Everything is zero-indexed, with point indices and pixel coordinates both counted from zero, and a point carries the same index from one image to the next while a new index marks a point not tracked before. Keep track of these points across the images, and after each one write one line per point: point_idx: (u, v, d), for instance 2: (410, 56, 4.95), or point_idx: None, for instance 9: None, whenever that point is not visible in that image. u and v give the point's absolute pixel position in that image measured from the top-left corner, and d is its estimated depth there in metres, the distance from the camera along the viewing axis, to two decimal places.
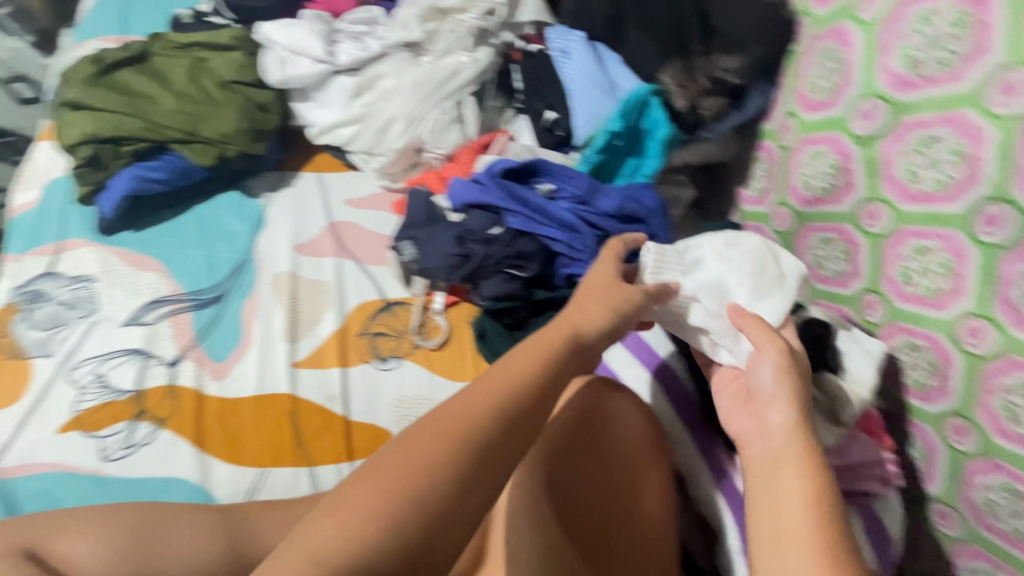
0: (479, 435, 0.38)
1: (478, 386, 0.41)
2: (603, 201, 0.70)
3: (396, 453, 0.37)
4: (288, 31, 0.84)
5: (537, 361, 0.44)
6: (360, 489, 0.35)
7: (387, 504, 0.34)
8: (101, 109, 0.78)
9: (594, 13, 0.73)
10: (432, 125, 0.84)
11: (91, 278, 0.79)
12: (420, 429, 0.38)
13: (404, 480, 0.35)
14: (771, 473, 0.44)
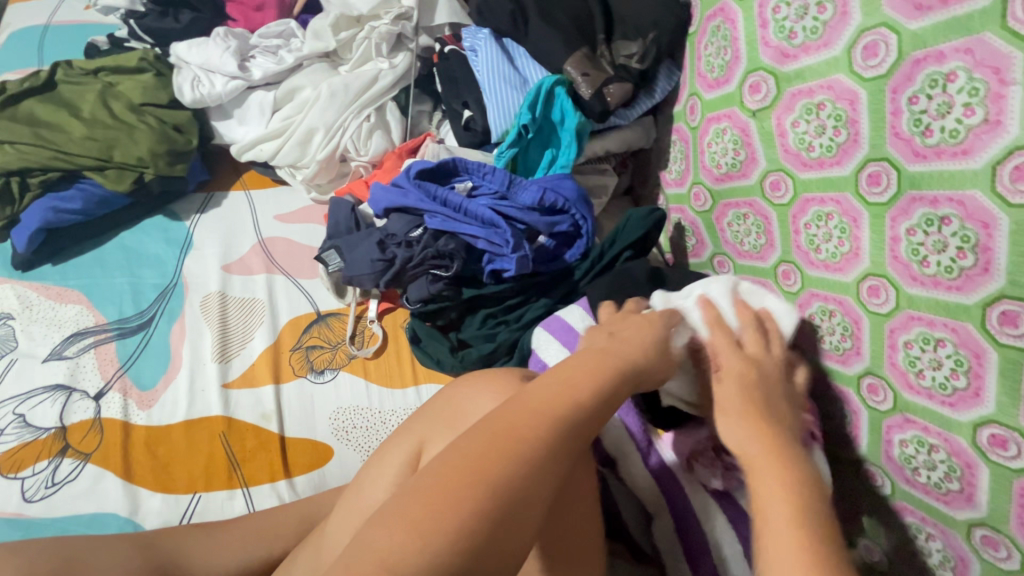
0: (541, 454, 0.37)
1: (537, 402, 0.39)
2: (521, 193, 0.70)
3: (457, 464, 0.36)
4: (200, 49, 0.83)
5: (596, 380, 0.42)
6: (424, 499, 0.34)
7: (453, 517, 0.34)
8: (7, 142, 0.76)
9: (499, 7, 0.73)
10: (354, 133, 0.83)
11: (9, 315, 0.76)
12: (482, 441, 0.37)
13: (473, 489, 0.35)
14: (758, 507, 0.41)
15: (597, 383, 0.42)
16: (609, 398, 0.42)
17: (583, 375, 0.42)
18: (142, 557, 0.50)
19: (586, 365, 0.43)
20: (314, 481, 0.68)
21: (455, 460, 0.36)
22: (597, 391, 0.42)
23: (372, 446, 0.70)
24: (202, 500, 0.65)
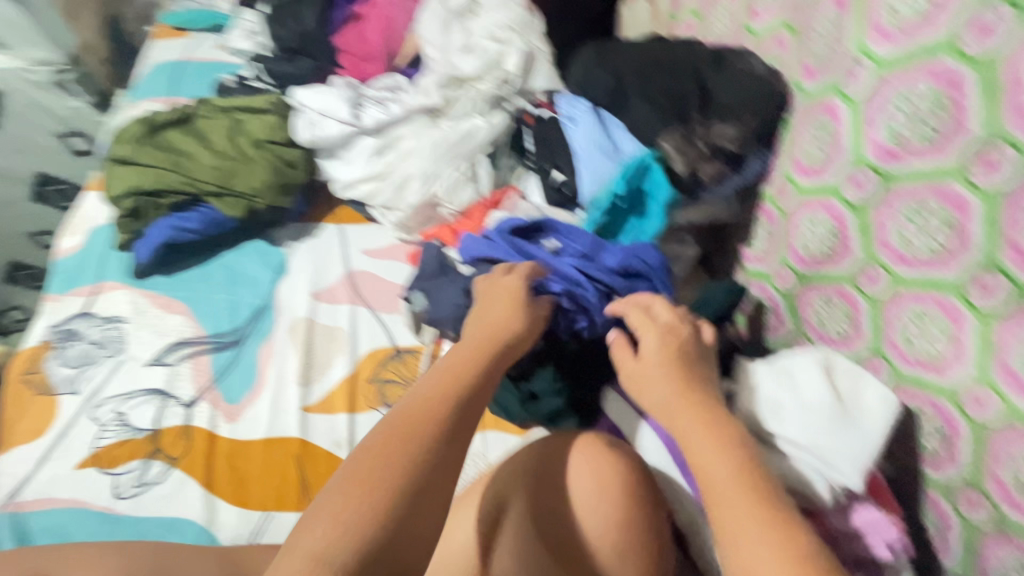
0: (438, 438, 0.49)
1: (425, 402, 0.52)
2: (606, 257, 0.73)
3: (374, 469, 0.46)
4: (318, 96, 0.91)
5: (466, 374, 0.56)
6: (348, 496, 0.44)
7: (370, 506, 0.44)
8: (146, 165, 0.85)
9: (599, 84, 0.79)
10: (447, 182, 0.89)
11: (122, 319, 0.84)
12: (386, 445, 0.48)
13: (381, 475, 0.46)
14: (703, 469, 0.48)
15: (474, 376, 0.56)
16: (484, 386, 0.56)
17: (456, 370, 0.56)
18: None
19: (460, 364, 0.57)
20: None
21: (369, 468, 0.46)
22: (473, 385, 0.55)
23: None
24: (272, 521, 0.68)
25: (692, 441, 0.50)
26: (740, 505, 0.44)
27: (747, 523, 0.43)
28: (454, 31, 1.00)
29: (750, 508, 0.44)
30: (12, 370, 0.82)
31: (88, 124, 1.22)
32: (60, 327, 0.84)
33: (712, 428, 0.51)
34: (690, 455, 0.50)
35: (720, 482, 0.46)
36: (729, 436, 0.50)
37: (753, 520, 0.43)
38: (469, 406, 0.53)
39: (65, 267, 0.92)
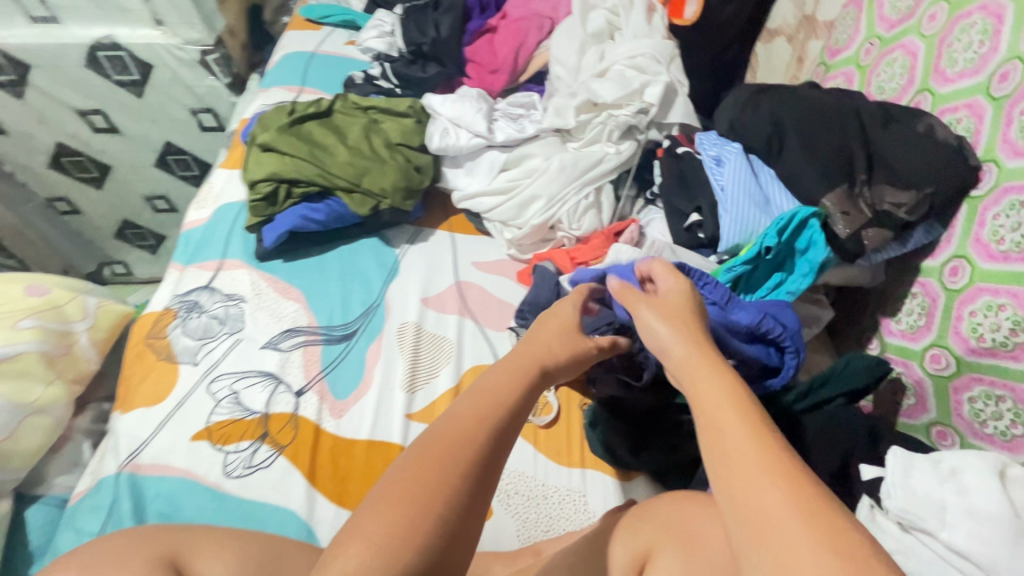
0: (484, 454, 0.41)
1: (463, 415, 0.44)
2: (739, 313, 0.68)
3: (402, 486, 0.38)
4: (454, 105, 0.92)
5: (513, 388, 0.48)
6: (391, 506, 0.37)
7: (406, 535, 0.36)
8: (286, 153, 0.87)
9: (756, 129, 0.76)
10: (571, 208, 0.87)
11: (242, 298, 0.86)
12: (417, 460, 0.40)
13: (426, 483, 0.38)
14: (703, 404, 0.43)
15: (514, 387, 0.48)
16: (526, 402, 0.48)
17: (502, 380, 0.49)
18: None
19: (502, 376, 0.49)
20: None
21: (393, 486, 0.39)
22: (515, 397, 0.47)
23: (531, 520, 0.69)
24: None
25: (703, 380, 0.45)
26: (742, 444, 0.37)
27: (748, 456, 0.36)
28: (590, 53, 0.99)
29: (755, 445, 0.37)
30: (137, 331, 0.86)
31: (223, 103, 1.30)
32: (184, 296, 0.88)
33: (713, 369, 0.45)
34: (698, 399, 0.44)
35: (722, 420, 0.40)
36: (728, 378, 0.44)
37: (756, 455, 0.36)
38: (514, 421, 0.45)
39: (195, 238, 0.97)
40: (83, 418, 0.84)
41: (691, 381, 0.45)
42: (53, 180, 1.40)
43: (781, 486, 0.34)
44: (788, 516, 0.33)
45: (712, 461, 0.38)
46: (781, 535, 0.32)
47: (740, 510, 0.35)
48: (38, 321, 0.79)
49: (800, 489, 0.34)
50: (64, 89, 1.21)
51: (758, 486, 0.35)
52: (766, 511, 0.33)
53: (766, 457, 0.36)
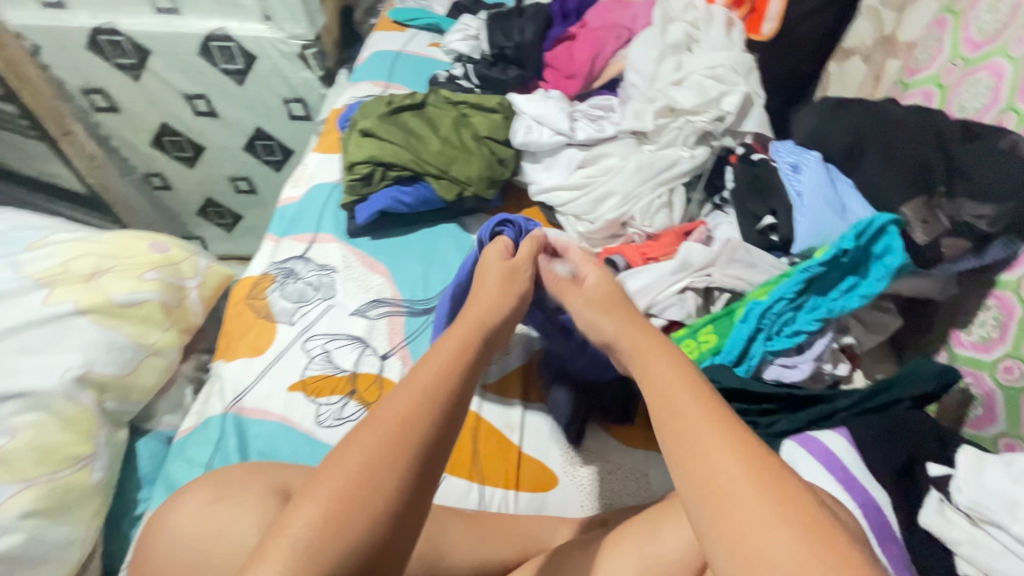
0: (425, 433, 0.46)
1: (405, 396, 0.48)
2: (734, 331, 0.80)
3: (342, 465, 0.43)
4: (536, 104, 0.99)
5: (457, 365, 0.52)
6: (335, 490, 0.42)
7: (354, 511, 0.41)
8: (384, 139, 0.96)
9: (836, 139, 0.81)
10: (645, 206, 0.92)
11: (334, 269, 0.94)
12: (361, 441, 0.44)
13: (370, 464, 0.43)
14: (654, 383, 0.49)
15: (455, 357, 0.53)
16: (466, 376, 0.52)
17: (440, 357, 0.52)
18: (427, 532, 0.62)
19: (444, 354, 0.53)
20: (535, 502, 0.73)
21: (336, 465, 0.43)
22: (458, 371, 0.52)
23: (593, 491, 0.74)
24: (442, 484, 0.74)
25: (653, 367, 0.50)
26: (705, 431, 0.41)
27: (712, 443, 0.40)
28: (668, 62, 1.02)
29: (719, 431, 0.41)
30: (237, 293, 0.94)
31: (313, 94, 1.40)
32: (282, 263, 0.96)
33: (675, 367, 0.49)
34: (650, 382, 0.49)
35: (686, 410, 0.44)
36: (688, 376, 0.48)
37: (716, 440, 0.40)
38: (457, 396, 0.50)
39: (290, 213, 1.06)
40: (187, 365, 0.93)
41: (651, 380, 0.49)
42: (153, 157, 1.53)
43: (742, 465, 0.38)
44: (751, 492, 0.37)
45: (673, 447, 0.42)
46: (744, 509, 0.36)
47: (703, 488, 0.39)
48: (159, 274, 0.88)
49: (760, 468, 0.38)
50: (174, 73, 1.33)
51: (722, 467, 0.39)
52: (727, 489, 0.37)
53: (730, 441, 0.40)
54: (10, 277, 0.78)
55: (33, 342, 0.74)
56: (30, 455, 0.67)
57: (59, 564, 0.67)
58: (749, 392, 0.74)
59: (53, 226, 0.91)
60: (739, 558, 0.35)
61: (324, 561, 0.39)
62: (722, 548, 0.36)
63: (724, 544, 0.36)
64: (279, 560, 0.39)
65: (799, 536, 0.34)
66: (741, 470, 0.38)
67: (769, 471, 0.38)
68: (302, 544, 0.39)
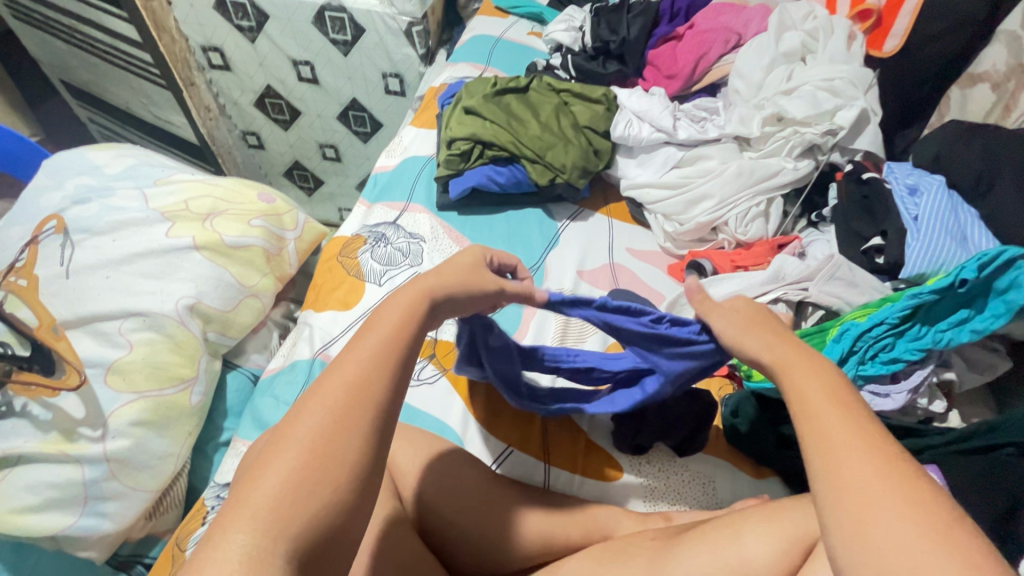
0: (380, 397, 0.42)
1: (357, 363, 0.43)
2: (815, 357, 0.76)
3: (295, 434, 0.39)
4: (640, 100, 1.01)
5: (404, 330, 0.47)
6: (294, 461, 0.37)
7: (316, 480, 0.37)
8: (488, 119, 1.00)
9: (967, 165, 0.78)
10: (741, 212, 0.90)
11: (422, 238, 0.97)
12: (311, 411, 0.40)
13: (325, 435, 0.39)
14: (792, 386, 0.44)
15: (400, 319, 0.48)
16: (412, 344, 0.47)
17: (381, 330, 0.46)
18: (497, 497, 0.65)
19: (386, 322, 0.47)
20: (598, 490, 0.74)
21: (287, 436, 0.39)
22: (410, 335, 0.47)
23: (657, 488, 0.73)
24: (509, 458, 0.76)
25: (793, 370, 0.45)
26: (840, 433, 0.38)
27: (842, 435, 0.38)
28: (778, 72, 1.00)
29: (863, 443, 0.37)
30: (330, 250, 0.99)
31: (411, 71, 1.44)
32: (373, 228, 1.00)
33: (802, 360, 0.45)
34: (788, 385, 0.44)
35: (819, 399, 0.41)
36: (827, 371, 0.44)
37: (855, 441, 0.37)
38: (405, 368, 0.45)
39: (382, 181, 1.10)
40: (276, 311, 0.98)
41: (781, 358, 0.46)
42: (254, 117, 1.63)
43: (874, 467, 0.36)
44: (878, 489, 0.35)
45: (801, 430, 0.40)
46: (868, 503, 0.35)
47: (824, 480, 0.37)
48: (264, 223, 0.93)
49: (893, 473, 0.35)
50: (287, 39, 1.40)
51: (851, 459, 0.37)
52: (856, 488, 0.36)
53: (866, 440, 0.37)
54: (139, 207, 0.84)
55: (154, 269, 0.80)
56: (143, 369, 0.74)
57: (155, 473, 0.73)
58: None
59: (175, 167, 0.98)
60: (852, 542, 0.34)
61: (293, 526, 0.35)
62: (834, 526, 0.35)
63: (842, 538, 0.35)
64: (244, 529, 0.35)
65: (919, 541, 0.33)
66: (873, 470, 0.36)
67: (904, 471, 0.36)
68: (265, 511, 0.35)
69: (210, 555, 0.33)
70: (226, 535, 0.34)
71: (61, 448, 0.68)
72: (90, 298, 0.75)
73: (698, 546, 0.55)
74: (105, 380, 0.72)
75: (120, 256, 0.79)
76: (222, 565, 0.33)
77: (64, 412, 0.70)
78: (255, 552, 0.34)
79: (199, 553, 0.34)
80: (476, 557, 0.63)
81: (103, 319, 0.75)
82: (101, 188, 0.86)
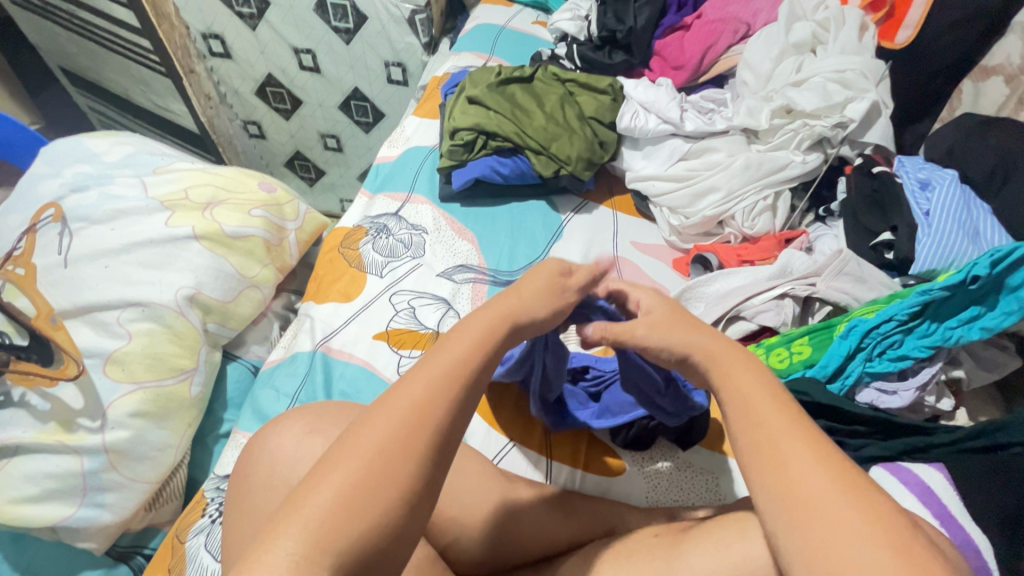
0: (444, 420, 0.41)
1: (428, 381, 0.42)
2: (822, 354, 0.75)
3: (355, 449, 0.38)
4: (646, 91, 1.00)
5: (476, 352, 0.46)
6: (352, 476, 0.37)
7: (367, 499, 0.37)
8: (492, 109, 0.98)
9: (981, 159, 0.76)
10: (748, 206, 0.88)
11: (424, 230, 0.96)
12: (374, 426, 0.40)
13: (384, 455, 0.38)
14: (740, 390, 0.43)
15: (475, 342, 0.46)
16: (483, 364, 0.46)
17: (456, 345, 0.46)
18: (499, 493, 0.64)
19: (465, 339, 0.46)
20: (601, 485, 0.73)
21: (348, 449, 0.38)
22: (482, 358, 0.46)
23: (659, 484, 0.73)
24: (511, 452, 0.75)
25: (741, 374, 0.45)
26: (791, 440, 0.38)
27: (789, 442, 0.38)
28: (787, 62, 0.98)
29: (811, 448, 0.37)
30: (331, 241, 0.98)
31: (414, 60, 1.43)
32: (375, 219, 0.99)
33: (750, 363, 0.46)
34: (734, 391, 0.44)
35: (764, 405, 0.41)
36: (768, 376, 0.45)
37: (805, 448, 0.37)
38: (476, 389, 0.44)
39: (384, 172, 1.09)
40: (277, 302, 0.97)
41: (721, 365, 0.47)
42: (255, 106, 1.61)
43: (825, 473, 0.36)
44: (830, 494, 0.35)
45: (746, 439, 0.40)
46: (824, 513, 0.34)
47: (776, 494, 0.36)
48: (265, 213, 0.92)
49: (842, 477, 0.36)
50: (288, 27, 1.38)
51: (804, 465, 0.36)
52: (808, 496, 0.35)
53: (813, 446, 0.37)
54: (138, 196, 0.83)
55: (153, 259, 0.79)
56: (142, 360, 0.73)
57: (155, 464, 0.72)
58: (837, 411, 0.71)
59: (175, 155, 0.96)
60: (809, 556, 0.33)
61: (340, 542, 0.35)
62: (789, 542, 0.34)
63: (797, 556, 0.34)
64: (294, 538, 0.35)
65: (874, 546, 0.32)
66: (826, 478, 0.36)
67: (851, 476, 0.36)
68: (314, 523, 0.35)
69: (259, 560, 0.34)
70: (274, 540, 0.35)
71: (60, 439, 0.68)
72: (88, 288, 0.74)
73: (703, 544, 0.55)
74: (104, 370, 0.71)
75: (119, 245, 0.78)
76: (273, 569, 0.33)
77: (63, 403, 0.69)
78: (301, 565, 0.34)
79: (247, 559, 0.34)
80: (479, 553, 0.62)
81: (102, 309, 0.74)
82: (100, 176, 0.85)
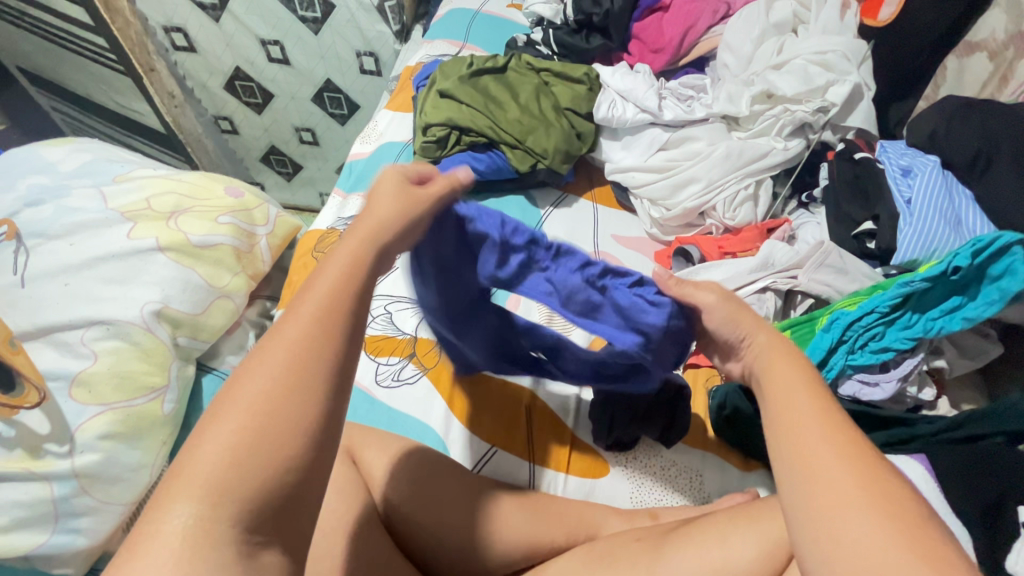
0: (333, 351, 0.37)
1: (310, 312, 0.38)
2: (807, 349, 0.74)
3: (238, 396, 0.34)
4: (623, 79, 0.97)
5: (355, 276, 0.41)
6: (241, 424, 0.34)
7: (262, 443, 0.33)
8: (464, 103, 0.95)
9: (963, 143, 0.75)
10: (729, 196, 0.86)
11: None
12: (257, 368, 0.36)
13: (276, 393, 0.35)
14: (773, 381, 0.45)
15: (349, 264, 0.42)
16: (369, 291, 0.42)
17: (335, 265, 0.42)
18: (478, 503, 0.63)
19: (338, 261, 0.42)
20: (584, 488, 0.73)
21: (229, 397, 0.35)
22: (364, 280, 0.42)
23: (643, 483, 0.72)
24: (492, 459, 0.74)
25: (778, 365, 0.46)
26: (811, 421, 0.39)
27: (802, 422, 0.40)
28: (768, 44, 0.95)
29: (833, 433, 0.38)
30: (304, 245, 0.95)
31: (386, 49, 1.39)
32: (349, 220, 0.96)
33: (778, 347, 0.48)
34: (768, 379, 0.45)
35: (798, 391, 0.42)
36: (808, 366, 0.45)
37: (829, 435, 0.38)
38: (361, 310, 0.40)
39: (357, 169, 1.06)
40: (251, 310, 0.95)
41: (767, 353, 0.48)
42: (225, 100, 1.55)
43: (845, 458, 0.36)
44: (843, 478, 0.35)
45: (771, 419, 0.42)
46: (838, 497, 0.35)
47: (795, 474, 0.37)
48: (233, 219, 0.89)
49: (870, 469, 0.36)
50: (252, 17, 1.33)
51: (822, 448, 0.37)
52: (825, 477, 0.36)
53: (838, 434, 0.38)
54: (96, 207, 0.80)
55: (115, 273, 0.76)
56: (110, 380, 0.71)
57: (130, 485, 0.71)
58: None
59: (137, 161, 0.93)
60: (817, 537, 0.34)
61: (236, 495, 0.32)
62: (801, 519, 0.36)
63: (807, 531, 0.35)
64: (184, 501, 0.31)
65: (888, 532, 0.32)
66: (841, 459, 0.36)
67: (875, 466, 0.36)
68: (201, 490, 0.32)
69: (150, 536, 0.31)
70: (166, 508, 0.31)
71: (26, 466, 0.66)
72: (48, 308, 0.72)
73: (682, 551, 0.54)
74: (70, 393, 0.69)
75: (79, 261, 0.75)
76: (165, 541, 0.30)
77: (28, 429, 0.67)
78: (193, 532, 0.31)
79: (137, 543, 0.31)
80: (464, 566, 0.61)
81: (63, 329, 0.71)
82: (55, 188, 0.81)
